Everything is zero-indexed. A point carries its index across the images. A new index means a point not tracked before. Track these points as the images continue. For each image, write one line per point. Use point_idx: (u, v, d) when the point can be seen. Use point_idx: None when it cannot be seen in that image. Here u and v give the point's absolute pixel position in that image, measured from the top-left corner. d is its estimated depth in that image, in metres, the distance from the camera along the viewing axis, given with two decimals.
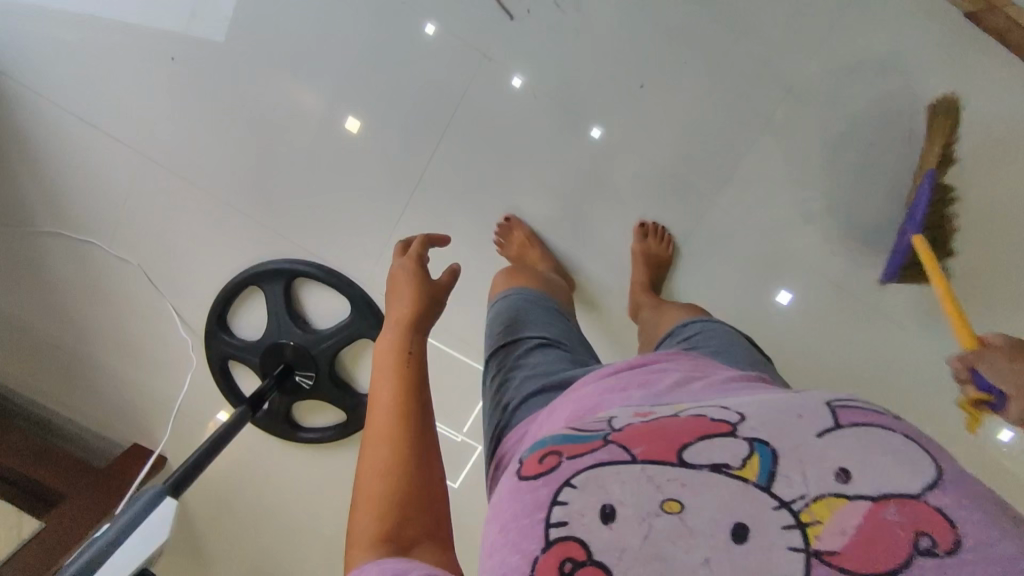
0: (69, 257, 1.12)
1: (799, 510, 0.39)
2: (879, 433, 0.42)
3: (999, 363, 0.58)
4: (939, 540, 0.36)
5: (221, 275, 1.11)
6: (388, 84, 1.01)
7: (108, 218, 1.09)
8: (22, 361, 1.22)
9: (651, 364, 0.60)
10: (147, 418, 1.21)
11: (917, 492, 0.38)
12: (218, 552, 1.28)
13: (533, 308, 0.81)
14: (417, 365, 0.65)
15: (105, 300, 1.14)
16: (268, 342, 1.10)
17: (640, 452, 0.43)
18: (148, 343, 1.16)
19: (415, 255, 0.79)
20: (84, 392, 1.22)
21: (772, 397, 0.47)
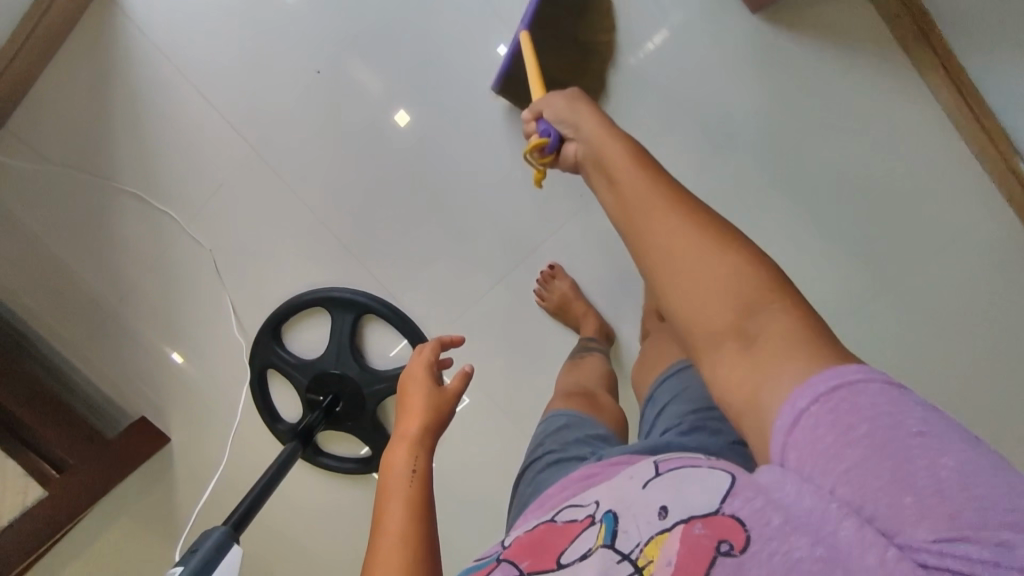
0: (140, 220, 1.10)
1: (636, 558, 0.41)
2: (692, 467, 0.45)
3: (557, 107, 0.64)
4: (735, 542, 0.38)
5: (290, 279, 1.09)
6: (480, 112, 1.02)
7: (179, 184, 1.08)
8: (49, 315, 1.16)
9: (596, 465, 0.56)
10: (166, 396, 1.17)
11: (713, 506, 0.40)
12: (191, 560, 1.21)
13: (547, 422, 0.78)
14: (422, 489, 0.58)
15: (161, 270, 1.12)
16: (321, 367, 1.07)
17: (527, 565, 0.44)
18: (189, 320, 1.13)
19: (426, 358, 0.71)
20: (110, 358, 1.17)
21: (618, 474, 0.50)
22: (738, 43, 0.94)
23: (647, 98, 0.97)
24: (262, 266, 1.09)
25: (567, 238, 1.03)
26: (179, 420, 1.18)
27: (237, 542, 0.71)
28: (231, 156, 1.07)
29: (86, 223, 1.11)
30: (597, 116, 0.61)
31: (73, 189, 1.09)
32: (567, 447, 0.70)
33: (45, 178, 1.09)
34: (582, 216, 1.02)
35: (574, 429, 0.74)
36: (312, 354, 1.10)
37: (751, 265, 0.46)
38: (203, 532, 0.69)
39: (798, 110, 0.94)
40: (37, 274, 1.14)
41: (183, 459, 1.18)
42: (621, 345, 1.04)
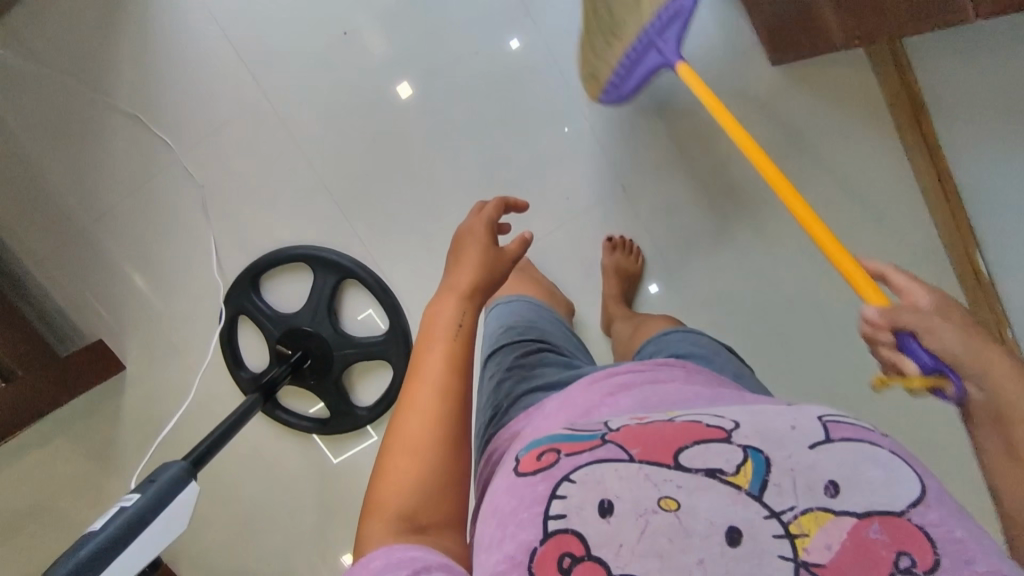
0: (129, 140, 1.07)
1: (788, 521, 0.43)
2: (868, 448, 0.46)
3: (952, 339, 0.50)
4: (917, 559, 0.41)
5: (272, 224, 1.09)
6: (495, 101, 1.05)
7: (172, 108, 1.06)
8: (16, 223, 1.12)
9: (640, 366, 0.64)
10: (127, 324, 1.15)
11: (897, 509, 0.43)
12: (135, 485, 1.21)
13: (521, 307, 0.90)
14: (466, 342, 0.66)
15: (141, 195, 1.09)
16: (295, 324, 1.07)
17: (637, 453, 0.48)
18: (167, 250, 1.10)
19: (487, 218, 0.76)
20: (76, 273, 1.13)
21: (767, 409, 0.51)
22: (743, 85, 1.01)
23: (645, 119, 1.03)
24: (244, 205, 1.08)
25: (558, 239, 1.07)
26: (138, 350, 1.16)
27: (194, 479, 0.70)
28: (235, 91, 1.05)
29: (74, 131, 1.07)
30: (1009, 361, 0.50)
31: (68, 94, 1.05)
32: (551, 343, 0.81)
33: (38, 76, 1.05)
34: (570, 219, 1.07)
35: (550, 323, 0.87)
36: (288, 308, 1.10)
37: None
38: (160, 466, 0.68)
39: (787, 156, 1.01)
40: (13, 174, 1.09)
41: (137, 388, 1.19)
42: (591, 349, 1.08)
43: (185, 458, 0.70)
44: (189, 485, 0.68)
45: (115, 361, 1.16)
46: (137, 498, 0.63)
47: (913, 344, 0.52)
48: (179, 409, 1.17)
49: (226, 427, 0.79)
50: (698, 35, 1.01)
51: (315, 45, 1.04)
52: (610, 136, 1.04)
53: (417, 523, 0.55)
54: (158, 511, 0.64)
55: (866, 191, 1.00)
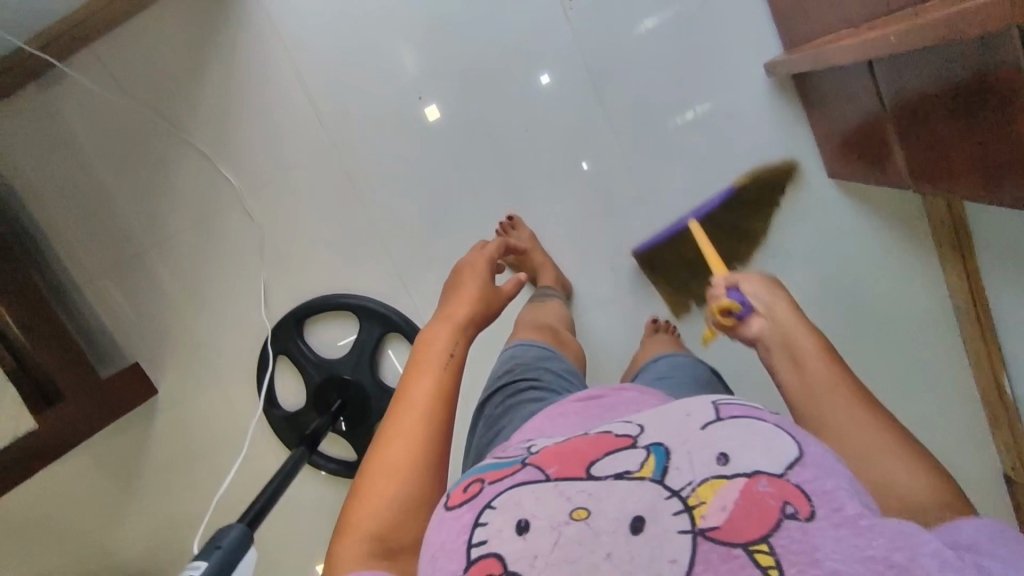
0: (188, 173, 1.09)
1: (687, 495, 0.43)
2: (752, 421, 0.47)
3: (759, 288, 0.64)
4: (800, 508, 0.41)
5: (308, 242, 1.11)
6: (553, 171, 1.08)
7: (218, 133, 1.07)
8: (61, 240, 1.14)
9: (599, 390, 0.66)
10: (162, 346, 1.17)
11: (778, 469, 0.43)
12: (155, 505, 1.23)
13: (524, 347, 0.88)
14: (454, 370, 0.65)
15: (193, 225, 1.11)
16: (337, 371, 1.10)
17: (553, 471, 0.47)
18: (217, 284, 1.13)
19: (487, 258, 0.79)
20: (122, 296, 1.15)
21: (667, 407, 0.52)
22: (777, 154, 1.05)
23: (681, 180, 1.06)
24: (281, 224, 1.10)
25: (592, 292, 1.10)
26: (172, 374, 1.18)
27: (253, 544, 0.73)
28: (275, 110, 1.07)
29: (142, 161, 1.09)
30: (795, 308, 0.62)
31: (140, 126, 1.08)
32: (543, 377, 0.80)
33: (113, 106, 1.07)
34: (603, 273, 1.10)
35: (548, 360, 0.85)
36: (330, 353, 1.13)
37: (895, 420, 0.54)
38: (222, 529, 0.71)
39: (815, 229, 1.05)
40: (67, 197, 1.11)
41: (165, 414, 1.20)
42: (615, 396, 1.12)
43: (246, 521, 0.73)
44: (249, 550, 0.72)
45: (150, 383, 1.17)
46: (206, 566, 0.66)
47: (738, 294, 0.64)
48: (212, 450, 1.20)
49: (280, 486, 0.83)
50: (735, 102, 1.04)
51: (355, 65, 1.06)
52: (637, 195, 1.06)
53: (385, 549, 0.54)
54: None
55: (887, 267, 1.05)
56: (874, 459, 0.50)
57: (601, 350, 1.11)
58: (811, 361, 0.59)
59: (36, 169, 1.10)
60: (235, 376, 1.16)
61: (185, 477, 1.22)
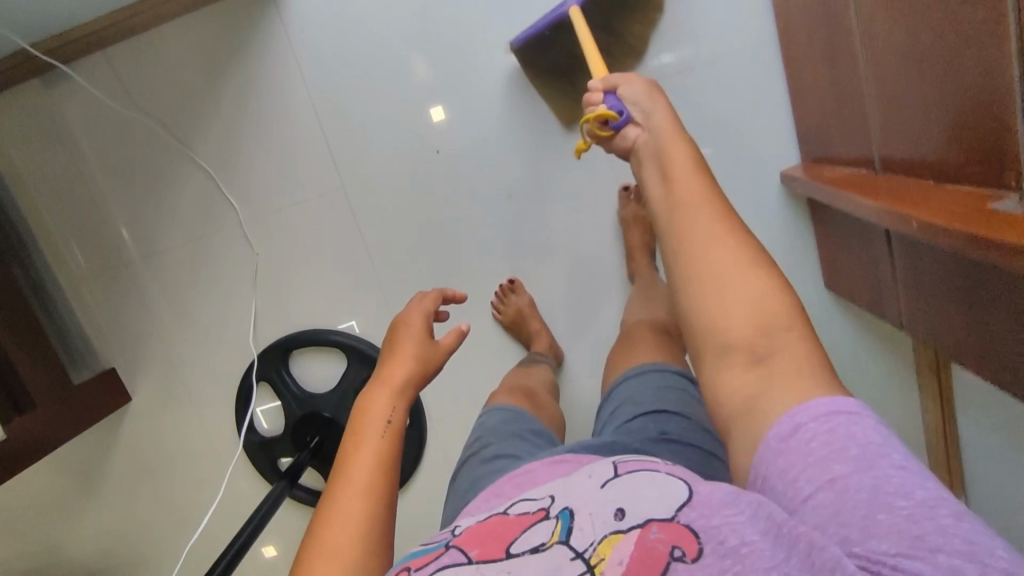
0: (187, 186, 1.09)
1: (590, 556, 0.42)
2: (648, 472, 0.47)
3: (635, 90, 0.66)
4: (687, 551, 0.40)
5: (299, 254, 1.10)
6: (558, 228, 1.07)
7: (220, 143, 1.07)
8: (47, 235, 1.12)
9: (536, 463, 0.61)
10: (140, 352, 1.16)
11: (670, 514, 0.42)
12: (118, 511, 1.22)
13: (489, 414, 0.84)
14: (394, 442, 0.61)
15: (188, 238, 1.11)
16: (317, 408, 1.09)
17: (475, 554, 0.45)
18: (205, 301, 1.13)
19: (426, 310, 0.73)
20: (106, 301, 1.14)
21: (575, 472, 0.52)
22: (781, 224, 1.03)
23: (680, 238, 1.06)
24: (272, 233, 1.10)
25: (579, 341, 1.10)
26: (148, 382, 1.17)
27: None
28: (274, 114, 1.05)
29: (144, 173, 1.09)
30: (671, 111, 0.64)
31: (142, 133, 1.07)
32: (506, 443, 0.75)
33: (119, 116, 1.06)
34: (592, 323, 1.10)
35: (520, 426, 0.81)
36: (312, 388, 1.13)
37: (749, 232, 0.55)
38: None
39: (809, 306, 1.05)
40: (59, 193, 1.10)
41: (136, 421, 1.18)
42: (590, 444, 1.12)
43: None
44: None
45: (124, 391, 1.16)
46: None
47: (613, 98, 0.67)
48: (179, 459, 1.19)
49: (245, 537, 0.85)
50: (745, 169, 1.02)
51: (360, 74, 1.03)
52: (637, 230, 1.03)
53: None
54: None
55: (873, 350, 1.05)
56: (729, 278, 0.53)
57: (584, 404, 1.11)
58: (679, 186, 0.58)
59: (30, 166, 1.09)
60: (210, 391, 1.15)
61: (149, 485, 1.20)
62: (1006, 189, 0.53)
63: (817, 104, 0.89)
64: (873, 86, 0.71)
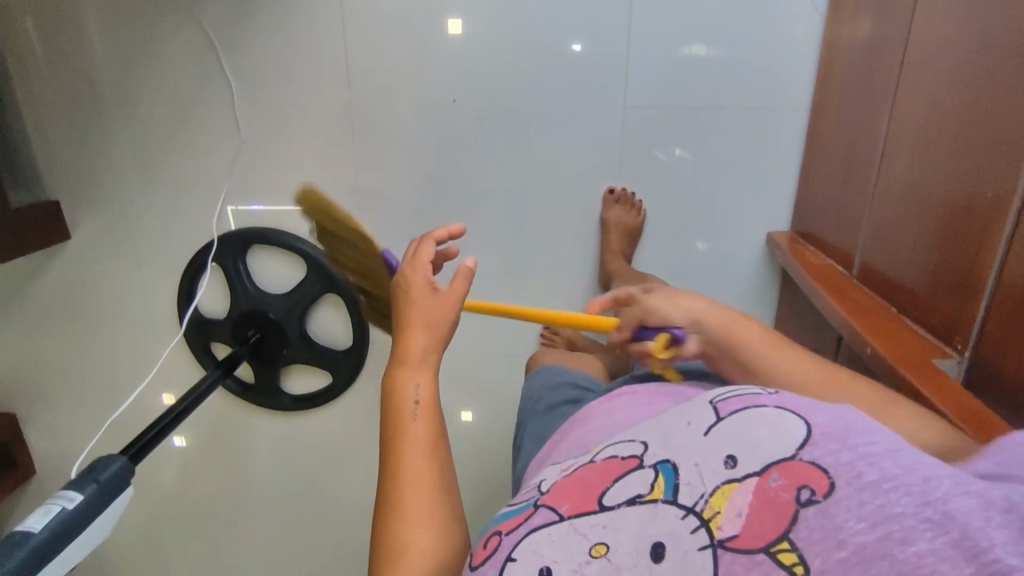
0: (183, 39, 1.01)
1: (702, 508, 0.40)
2: (754, 412, 0.45)
3: (653, 304, 0.66)
4: (817, 488, 0.37)
5: (286, 146, 1.06)
6: (552, 211, 1.08)
7: (228, 8, 0.99)
8: (13, 43, 1.02)
9: (601, 402, 0.66)
10: (91, 194, 1.10)
11: (789, 452, 0.39)
12: (34, 342, 1.20)
13: (533, 375, 0.90)
14: (430, 409, 0.63)
15: (170, 94, 1.04)
16: (265, 309, 1.10)
17: (566, 510, 0.45)
18: (174, 170, 1.08)
19: (424, 265, 0.72)
20: (65, 135, 1.07)
21: (667, 417, 0.51)
22: (750, 268, 1.09)
23: (659, 251, 1.09)
24: (262, 117, 1.04)
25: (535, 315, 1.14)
26: (94, 227, 1.12)
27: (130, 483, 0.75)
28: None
29: (141, 19, 1.00)
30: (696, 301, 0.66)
31: None
32: (556, 395, 0.80)
33: None
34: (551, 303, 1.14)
35: (564, 378, 0.85)
36: (266, 286, 1.13)
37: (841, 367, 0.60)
38: (102, 462, 0.73)
39: None
40: (35, 3, 1.00)
41: (71, 262, 1.14)
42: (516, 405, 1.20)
43: (126, 457, 0.75)
44: (126, 486, 0.74)
45: (64, 228, 1.11)
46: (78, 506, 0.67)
47: (637, 330, 0.67)
48: (109, 312, 1.16)
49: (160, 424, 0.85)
50: (738, 208, 1.05)
51: None
52: (621, 239, 1.04)
53: None
54: (97, 511, 0.70)
55: None
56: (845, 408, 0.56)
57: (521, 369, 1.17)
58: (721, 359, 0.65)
59: None
60: (157, 256, 1.13)
61: (71, 328, 1.18)
62: (951, 350, 0.61)
63: (827, 179, 0.92)
64: (876, 208, 0.76)
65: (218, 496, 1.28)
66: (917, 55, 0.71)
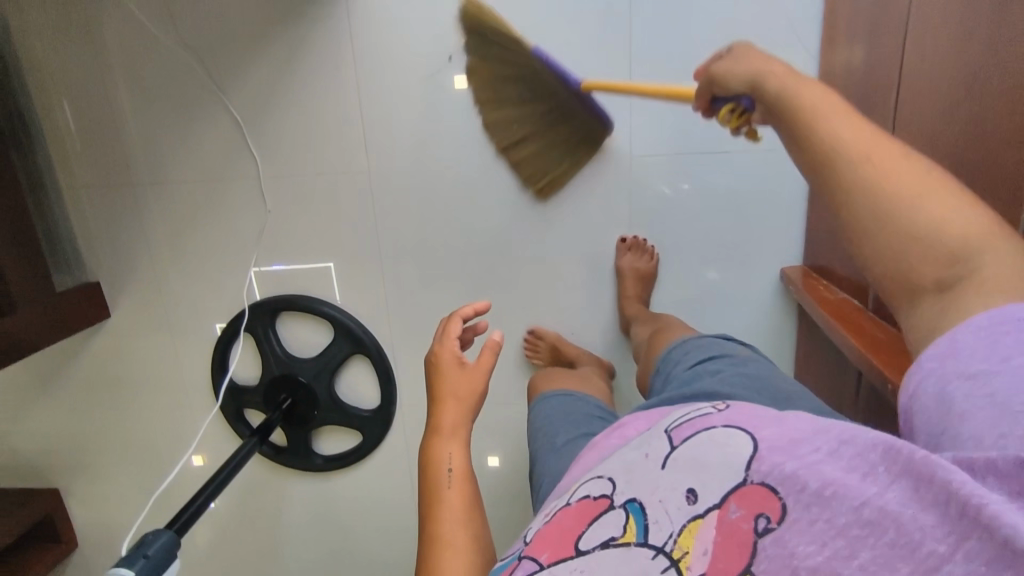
0: (212, 127, 1.08)
1: (671, 549, 0.41)
2: (705, 437, 0.47)
3: (730, 71, 0.65)
4: (771, 514, 0.39)
5: (310, 218, 1.11)
6: (566, 255, 1.11)
7: (253, 97, 1.06)
8: (57, 140, 1.10)
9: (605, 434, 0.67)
10: (127, 275, 1.16)
11: (740, 477, 0.41)
12: (75, 419, 1.24)
13: (543, 404, 0.92)
14: (463, 478, 0.65)
15: (199, 178, 1.10)
16: (295, 373, 1.14)
17: (546, 559, 0.47)
18: (206, 247, 1.14)
19: (453, 339, 0.75)
20: (104, 221, 1.13)
21: (631, 453, 0.53)
22: (764, 303, 1.11)
23: (674, 292, 1.12)
24: (285, 192, 1.10)
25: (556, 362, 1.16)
26: (130, 306, 1.17)
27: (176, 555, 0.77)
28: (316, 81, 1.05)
29: (173, 105, 1.08)
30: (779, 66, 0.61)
31: (177, 67, 1.06)
32: (569, 428, 0.81)
33: (160, 44, 1.05)
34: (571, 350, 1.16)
35: (573, 408, 0.87)
36: (294, 351, 1.17)
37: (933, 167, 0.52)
38: (149, 537, 0.76)
39: None
40: (78, 104, 1.08)
41: (109, 340, 1.19)
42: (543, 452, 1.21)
43: (172, 530, 0.78)
44: (174, 559, 0.76)
45: (103, 308, 1.17)
46: None
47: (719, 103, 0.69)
48: (145, 385, 1.21)
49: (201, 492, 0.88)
50: (749, 246, 1.08)
51: (408, 62, 1.03)
52: (636, 284, 1.07)
53: None
54: None
55: None
56: (927, 210, 0.49)
57: None
58: (830, 127, 0.54)
59: (55, 65, 1.06)
60: (191, 329, 1.17)
61: (110, 403, 1.22)
62: None
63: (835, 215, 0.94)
64: None
65: (254, 558, 1.29)
66: (913, 84, 0.74)
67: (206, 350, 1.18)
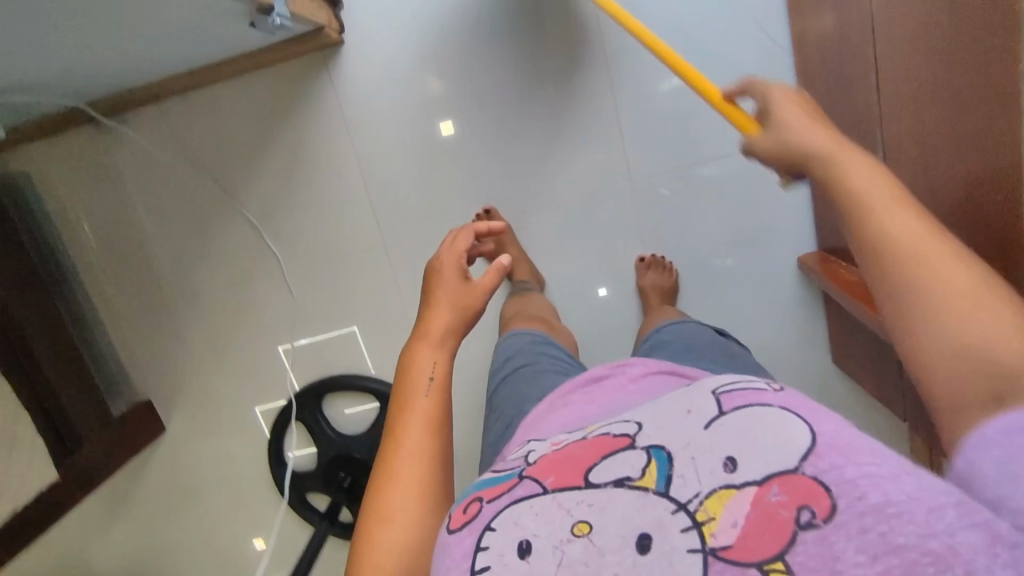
0: (230, 233, 1.13)
1: (695, 511, 0.42)
2: (757, 413, 0.47)
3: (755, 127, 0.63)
4: (817, 510, 0.40)
5: (337, 299, 1.16)
6: (586, 286, 1.13)
7: (265, 197, 1.12)
8: (92, 274, 1.16)
9: (603, 371, 0.68)
10: (175, 388, 1.20)
11: (792, 464, 0.42)
12: (145, 534, 1.28)
13: (514, 339, 0.90)
14: (440, 393, 0.63)
15: (225, 282, 1.15)
16: (350, 450, 1.17)
17: (550, 483, 0.48)
18: (245, 346, 1.18)
19: (459, 252, 0.73)
20: (145, 341, 1.19)
21: (667, 403, 0.53)
22: (788, 297, 1.12)
23: (698, 302, 1.13)
24: (311, 280, 1.15)
25: None
26: (181, 417, 1.21)
27: None
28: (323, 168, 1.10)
29: (192, 219, 1.13)
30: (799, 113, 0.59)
31: (189, 184, 1.11)
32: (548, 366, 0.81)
33: (171, 167, 1.11)
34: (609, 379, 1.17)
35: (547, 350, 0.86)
36: (344, 429, 1.20)
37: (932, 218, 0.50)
38: None
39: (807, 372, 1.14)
40: (105, 237, 1.14)
41: (166, 453, 1.23)
42: None
43: None
44: None
45: (158, 424, 1.21)
46: None
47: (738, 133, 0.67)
48: (206, 488, 1.24)
49: None
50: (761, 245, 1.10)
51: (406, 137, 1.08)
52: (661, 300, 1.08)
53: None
54: None
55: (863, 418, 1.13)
56: (935, 276, 0.47)
57: None
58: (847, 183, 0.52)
59: (80, 205, 1.12)
60: (243, 427, 1.21)
61: (176, 512, 1.26)
62: None
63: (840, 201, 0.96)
64: None
65: None
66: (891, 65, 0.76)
67: (262, 444, 1.22)
